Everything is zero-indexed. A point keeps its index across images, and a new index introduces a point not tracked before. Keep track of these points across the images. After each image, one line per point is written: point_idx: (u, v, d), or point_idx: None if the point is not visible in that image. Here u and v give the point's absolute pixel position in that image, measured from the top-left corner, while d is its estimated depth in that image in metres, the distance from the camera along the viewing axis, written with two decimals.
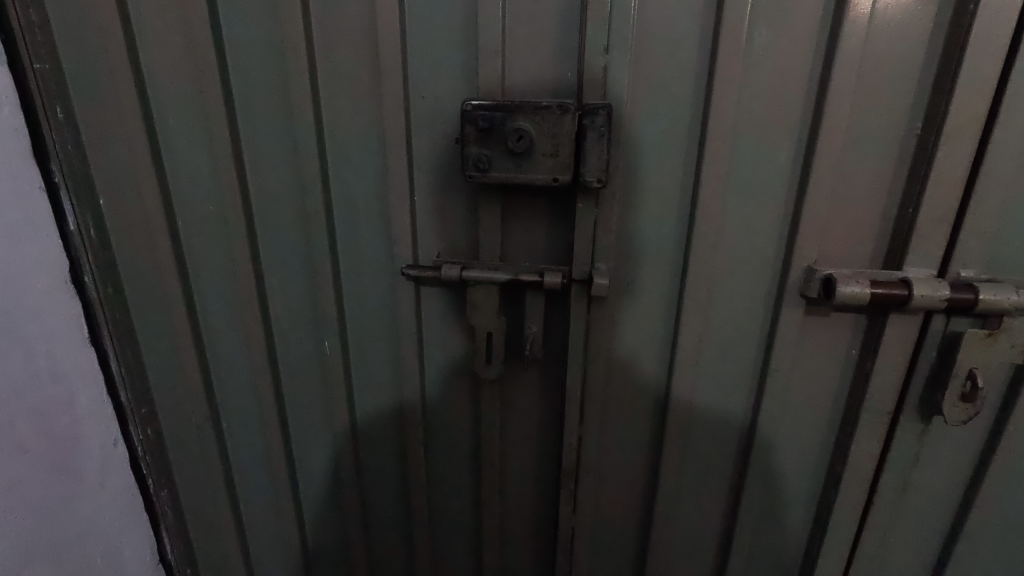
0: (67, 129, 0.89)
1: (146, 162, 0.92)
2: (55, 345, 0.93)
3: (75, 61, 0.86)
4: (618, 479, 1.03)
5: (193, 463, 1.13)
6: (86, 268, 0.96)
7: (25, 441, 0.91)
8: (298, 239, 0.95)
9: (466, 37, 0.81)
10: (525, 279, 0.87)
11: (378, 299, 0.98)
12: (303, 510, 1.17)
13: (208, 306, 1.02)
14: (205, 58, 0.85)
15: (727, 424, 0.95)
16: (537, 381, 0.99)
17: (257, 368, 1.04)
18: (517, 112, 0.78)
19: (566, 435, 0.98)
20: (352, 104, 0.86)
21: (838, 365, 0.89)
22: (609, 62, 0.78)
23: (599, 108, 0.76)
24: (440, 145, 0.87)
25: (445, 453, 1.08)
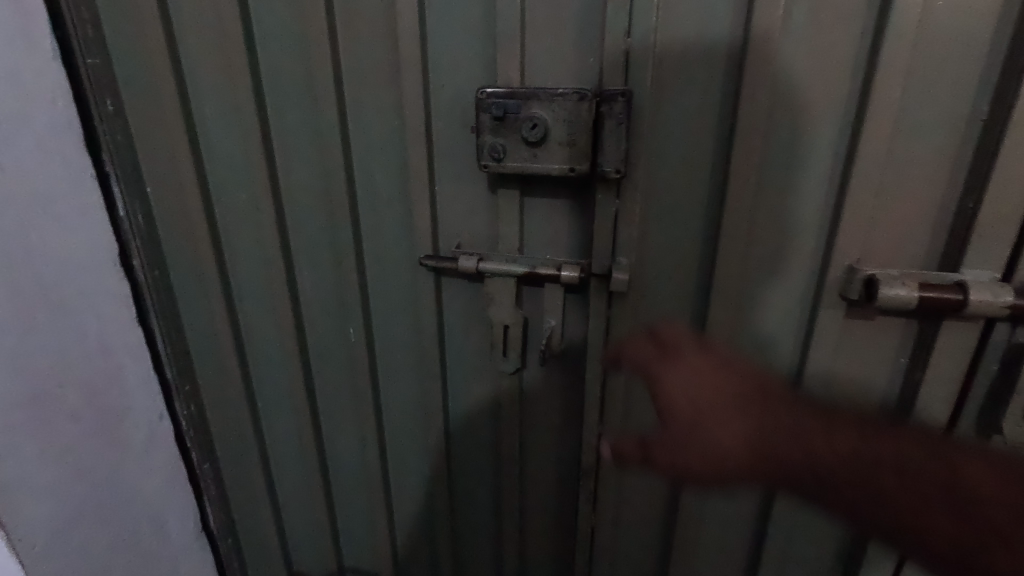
0: (116, 120, 0.95)
1: (184, 152, 0.95)
2: (105, 323, 1.01)
3: (124, 55, 0.91)
4: (640, 480, 1.00)
5: (232, 439, 1.19)
6: (134, 252, 1.03)
7: (79, 411, 0.98)
8: (324, 228, 0.96)
9: (486, 23, 0.79)
10: (544, 273, 0.85)
11: (401, 289, 0.98)
12: (332, 490, 1.21)
13: (244, 291, 1.05)
14: (235, 49, 0.87)
15: None
16: (557, 378, 0.96)
17: (288, 352, 1.08)
18: (532, 100, 0.76)
19: (586, 434, 0.95)
20: (374, 93, 0.86)
21: (883, 374, 0.82)
22: (631, 45, 0.73)
23: (618, 94, 0.73)
24: (460, 134, 0.85)
25: (467, 445, 1.07)
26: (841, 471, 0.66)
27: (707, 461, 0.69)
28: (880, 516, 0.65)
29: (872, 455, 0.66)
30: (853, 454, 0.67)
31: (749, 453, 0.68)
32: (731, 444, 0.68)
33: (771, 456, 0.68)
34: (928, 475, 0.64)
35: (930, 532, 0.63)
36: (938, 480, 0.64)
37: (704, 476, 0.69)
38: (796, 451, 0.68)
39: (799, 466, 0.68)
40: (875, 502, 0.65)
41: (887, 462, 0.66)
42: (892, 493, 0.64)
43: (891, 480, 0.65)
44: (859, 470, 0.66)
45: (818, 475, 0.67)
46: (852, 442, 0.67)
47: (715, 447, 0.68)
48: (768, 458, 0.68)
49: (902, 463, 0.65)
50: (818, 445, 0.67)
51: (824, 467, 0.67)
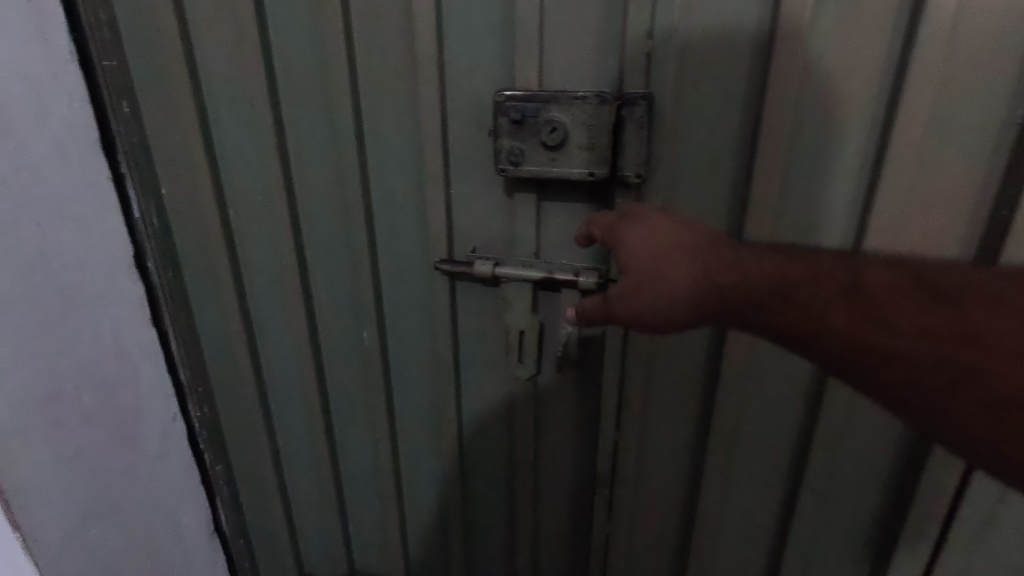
0: (132, 123, 0.94)
1: (199, 154, 0.95)
2: (119, 326, 1.00)
3: (139, 57, 0.91)
4: (656, 491, 0.98)
5: (245, 441, 1.19)
6: (149, 254, 1.02)
7: (92, 413, 0.98)
8: (338, 231, 0.96)
9: (505, 24, 0.78)
10: (561, 278, 0.84)
11: (416, 293, 0.97)
12: (345, 494, 1.20)
13: (257, 294, 1.05)
14: (250, 50, 0.86)
15: (777, 438, 0.88)
16: (573, 384, 0.95)
17: (302, 355, 1.07)
18: (551, 103, 0.74)
19: (602, 440, 0.95)
20: (390, 95, 0.85)
21: None
22: (653, 48, 0.72)
23: (639, 98, 0.73)
24: (477, 136, 0.84)
25: (481, 450, 1.06)
26: (829, 320, 0.62)
27: (673, 316, 0.68)
28: (870, 369, 0.61)
29: (869, 303, 0.60)
30: (842, 300, 0.61)
31: (720, 305, 0.66)
32: (701, 294, 0.66)
33: (745, 308, 0.65)
34: (928, 324, 0.58)
35: (923, 383, 0.59)
36: (938, 327, 0.58)
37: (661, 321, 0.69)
38: (777, 299, 0.63)
39: (779, 317, 0.64)
40: (865, 355, 0.60)
41: (882, 308, 0.60)
42: (881, 343, 0.60)
43: (885, 326, 0.60)
44: (849, 318, 0.61)
45: (802, 324, 0.63)
46: (842, 291, 0.62)
47: (681, 297, 0.66)
48: (742, 310, 0.65)
49: (902, 307, 0.59)
50: (804, 293, 0.63)
51: (808, 317, 0.62)
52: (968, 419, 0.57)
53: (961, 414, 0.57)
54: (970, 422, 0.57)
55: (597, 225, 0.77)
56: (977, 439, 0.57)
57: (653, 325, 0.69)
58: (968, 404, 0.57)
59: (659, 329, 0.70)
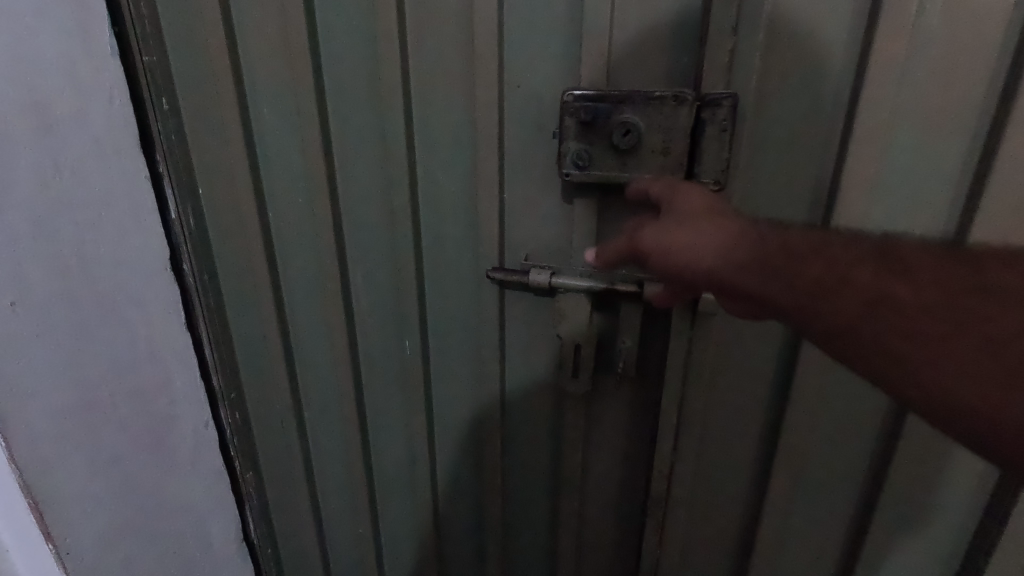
0: (172, 120, 0.91)
1: (240, 153, 0.91)
2: (155, 331, 0.97)
3: (180, 52, 0.87)
4: (711, 514, 0.94)
5: (276, 450, 1.15)
6: (185, 256, 0.99)
7: (126, 421, 0.95)
8: (383, 236, 0.91)
9: (571, 20, 0.73)
10: (623, 289, 0.80)
11: (462, 303, 0.93)
12: (378, 509, 1.16)
13: (295, 300, 1.00)
14: (298, 46, 0.82)
15: (848, 463, 0.83)
16: (627, 401, 0.90)
17: (339, 363, 1.03)
18: (624, 103, 0.70)
19: (658, 462, 0.89)
20: (444, 94, 0.81)
21: None
22: (738, 43, 0.67)
23: (724, 97, 0.67)
24: (535, 139, 0.79)
25: (524, 467, 1.02)
26: (866, 280, 0.55)
27: (705, 258, 0.59)
28: (898, 336, 0.54)
29: (908, 267, 0.55)
30: (880, 261, 0.56)
31: (754, 255, 0.58)
32: (740, 242, 0.59)
33: (779, 260, 0.58)
34: (971, 289, 0.53)
35: (958, 359, 0.52)
36: (985, 296, 0.53)
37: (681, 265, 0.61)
38: (814, 255, 0.57)
39: (812, 272, 0.57)
40: (896, 319, 0.54)
41: (924, 274, 0.55)
42: (919, 306, 0.54)
43: (924, 288, 0.54)
44: (890, 277, 0.55)
45: (834, 284, 0.56)
46: (883, 254, 0.57)
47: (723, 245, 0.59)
48: (775, 263, 0.58)
49: (944, 274, 0.55)
50: (843, 253, 0.57)
51: (842, 276, 0.56)
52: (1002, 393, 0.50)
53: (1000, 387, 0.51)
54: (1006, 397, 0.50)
55: (654, 188, 0.67)
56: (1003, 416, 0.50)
57: (680, 267, 0.61)
58: (1003, 378, 0.51)
59: (683, 276, 0.61)
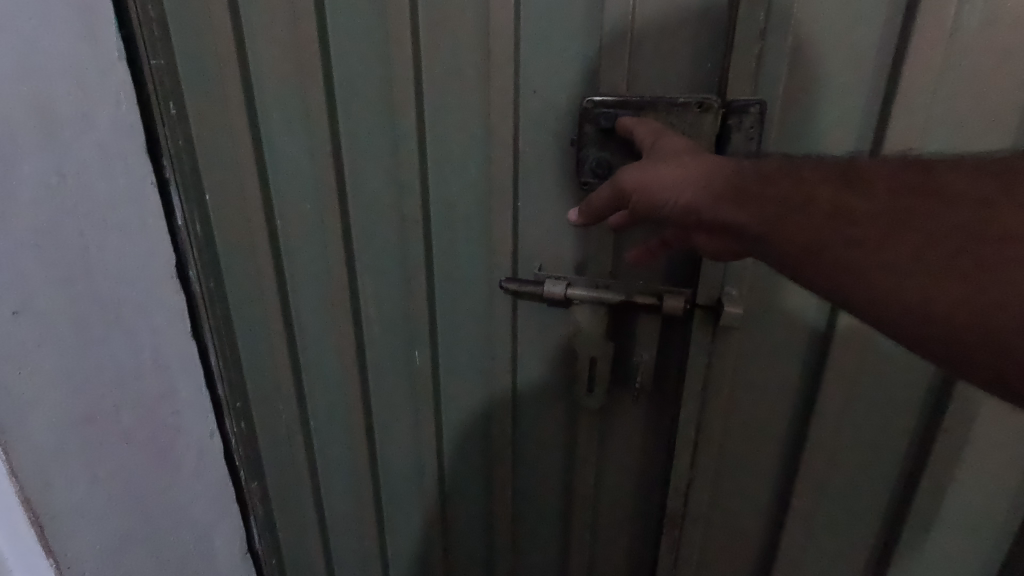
0: (179, 125, 0.89)
1: (249, 158, 0.89)
2: (159, 339, 0.95)
3: (188, 55, 0.85)
4: (729, 532, 0.91)
5: (282, 460, 1.13)
6: (191, 263, 0.97)
7: (129, 432, 0.93)
8: (394, 244, 0.89)
9: (590, 23, 0.71)
10: (641, 302, 0.78)
11: (473, 313, 0.90)
12: (385, 522, 1.13)
13: (302, 308, 0.98)
14: (308, 50, 0.80)
15: (875, 482, 0.80)
16: (644, 414, 0.88)
17: (348, 373, 1.01)
18: (646, 110, 0.69)
19: (675, 478, 0.86)
20: (457, 100, 0.78)
21: None
22: (765, 47, 0.65)
23: (750, 104, 0.65)
24: (551, 146, 0.77)
25: (536, 481, 0.99)
26: (826, 194, 0.53)
27: (682, 191, 0.59)
28: (861, 253, 0.52)
29: (868, 179, 0.53)
30: (840, 175, 0.54)
31: (724, 181, 0.57)
32: (715, 171, 0.58)
33: (747, 183, 0.56)
34: (930, 192, 0.51)
35: (924, 271, 0.49)
36: (947, 204, 0.50)
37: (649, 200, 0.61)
38: (777, 176, 0.55)
39: (775, 192, 0.55)
40: (857, 230, 0.52)
41: (883, 184, 0.52)
42: (878, 216, 0.51)
43: (882, 196, 0.52)
44: (849, 194, 0.53)
45: (797, 202, 0.54)
46: (844, 169, 0.54)
47: (688, 177, 0.58)
48: (743, 186, 0.56)
49: (904, 183, 0.52)
50: (805, 175, 0.55)
51: (803, 192, 0.54)
52: (959, 292, 0.48)
53: (957, 285, 0.48)
54: (963, 294, 0.48)
55: (641, 130, 0.66)
56: (959, 318, 0.48)
57: (660, 201, 0.60)
58: (964, 282, 0.48)
59: (665, 212, 0.60)
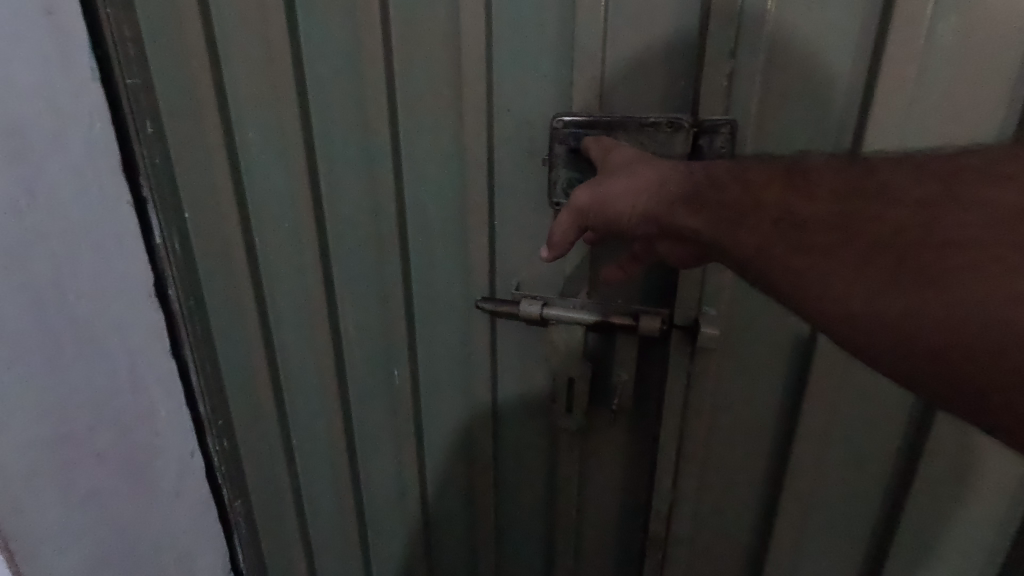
0: (156, 144, 0.87)
1: (225, 177, 0.87)
2: (137, 359, 0.95)
3: (162, 72, 0.83)
4: (714, 555, 0.90)
5: (264, 481, 1.11)
6: (170, 282, 0.96)
7: (105, 453, 0.92)
8: (372, 262, 0.88)
9: (562, 41, 0.70)
10: (618, 322, 0.76)
11: (452, 331, 0.89)
12: (369, 542, 1.11)
13: (282, 328, 0.96)
14: (281, 67, 0.79)
15: (860, 505, 0.79)
16: (624, 435, 0.86)
17: (328, 391, 0.99)
18: (616, 130, 0.69)
19: (656, 501, 0.85)
20: (431, 117, 0.78)
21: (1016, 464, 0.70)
22: (736, 66, 0.64)
23: (721, 124, 0.65)
24: (526, 165, 0.76)
25: (518, 501, 0.97)
26: (771, 198, 0.53)
27: (640, 199, 0.59)
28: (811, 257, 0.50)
29: (813, 182, 0.53)
30: (786, 178, 0.54)
31: (677, 187, 0.58)
32: (668, 177, 0.58)
33: (699, 189, 0.57)
34: (874, 194, 0.50)
35: (877, 275, 0.48)
36: (890, 203, 0.49)
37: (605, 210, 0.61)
38: (726, 181, 0.56)
39: (725, 197, 0.55)
40: (806, 234, 0.51)
41: (828, 185, 0.52)
42: (826, 218, 0.51)
43: (827, 199, 0.51)
44: (795, 198, 0.53)
45: (746, 206, 0.54)
46: (790, 172, 0.54)
47: (641, 186, 0.59)
48: (695, 193, 0.57)
49: (849, 183, 0.51)
50: (753, 178, 0.55)
51: (750, 197, 0.54)
52: (908, 299, 0.47)
53: (904, 292, 0.47)
54: (912, 300, 0.46)
55: (594, 147, 0.67)
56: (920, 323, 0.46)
57: (618, 213, 0.60)
58: (917, 285, 0.46)
59: (625, 223, 0.61)
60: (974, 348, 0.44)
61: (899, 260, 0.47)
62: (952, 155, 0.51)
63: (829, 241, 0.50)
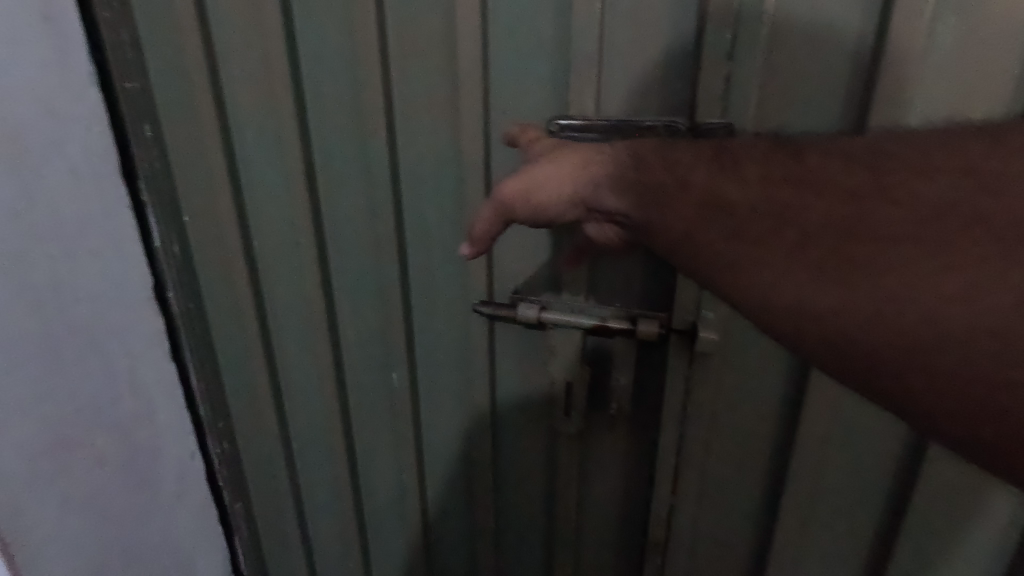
0: (154, 147, 0.87)
1: (222, 179, 0.87)
2: (135, 362, 0.95)
3: (159, 75, 0.83)
4: (714, 558, 0.89)
5: (263, 483, 1.11)
6: (169, 285, 0.96)
7: (105, 455, 0.93)
8: (370, 264, 0.88)
9: (559, 43, 0.69)
10: (615, 326, 0.76)
11: (451, 334, 0.88)
12: (368, 543, 1.11)
13: (281, 331, 0.96)
14: (278, 69, 0.79)
15: (861, 509, 0.78)
16: (623, 438, 0.86)
17: (327, 394, 0.99)
18: (613, 134, 0.69)
19: (655, 504, 0.85)
20: (429, 120, 0.77)
21: None
22: (733, 69, 0.64)
23: (719, 127, 0.65)
24: (524, 167, 0.76)
25: (517, 503, 0.96)
26: (700, 182, 0.52)
27: (569, 186, 0.60)
28: (736, 245, 0.50)
29: (741, 165, 0.51)
30: (714, 159, 0.53)
31: (609, 171, 0.57)
32: (598, 162, 0.58)
33: (628, 172, 0.56)
34: (801, 181, 0.49)
35: (796, 268, 0.48)
36: (815, 189, 0.48)
37: (538, 195, 0.61)
38: (653, 164, 0.55)
39: (652, 182, 0.54)
40: (735, 222, 0.51)
41: (756, 169, 0.51)
42: (752, 206, 0.50)
43: (755, 184, 0.50)
44: (722, 181, 0.51)
45: (673, 189, 0.53)
46: (718, 151, 0.53)
47: (578, 171, 0.59)
48: (625, 175, 0.56)
49: (776, 167, 0.50)
50: (684, 159, 0.54)
51: (677, 181, 0.53)
52: (828, 296, 0.47)
53: (824, 288, 0.47)
54: (843, 298, 0.47)
55: (541, 146, 0.65)
56: (833, 317, 0.47)
57: (550, 200, 0.61)
58: (835, 279, 0.47)
59: (553, 211, 0.61)
60: (890, 349, 0.46)
61: (820, 253, 0.48)
62: (890, 135, 0.49)
63: (755, 232, 0.50)
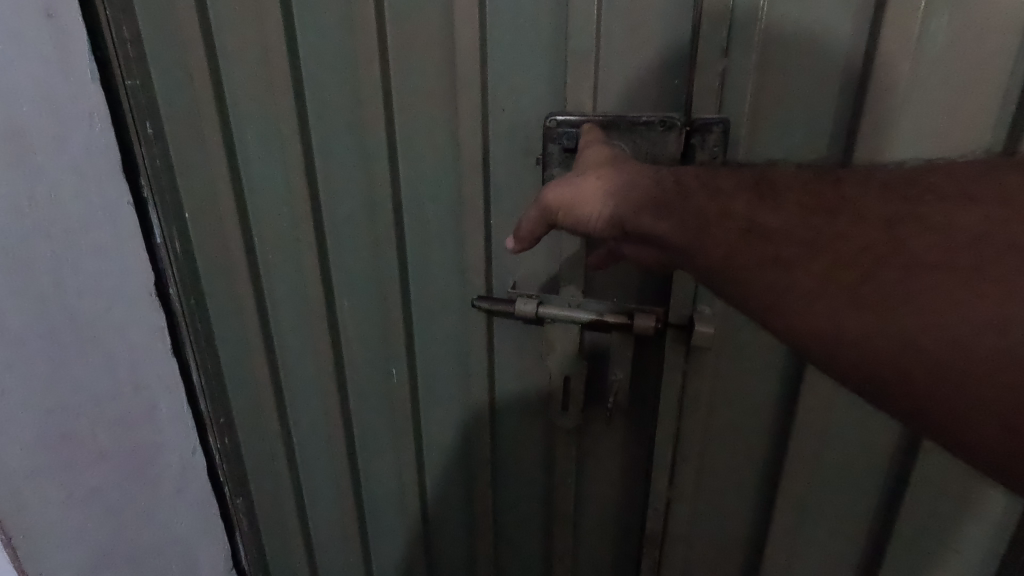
0: (156, 145, 0.89)
1: (223, 175, 0.88)
2: (138, 358, 0.95)
3: (161, 73, 0.84)
4: (711, 552, 0.90)
5: (264, 478, 1.12)
6: (171, 281, 0.97)
7: (107, 451, 0.94)
8: (369, 260, 0.88)
9: (556, 39, 0.70)
10: (612, 321, 0.76)
11: (449, 329, 0.89)
12: (368, 537, 1.12)
13: (282, 326, 0.97)
14: (277, 66, 0.79)
15: (856, 503, 0.79)
16: (621, 433, 0.87)
17: (327, 390, 1.00)
18: (610, 129, 0.70)
19: (653, 499, 0.86)
20: (427, 116, 0.78)
21: None
22: (729, 65, 0.64)
23: (713, 123, 0.66)
24: (522, 163, 0.76)
25: (516, 497, 0.97)
26: (739, 208, 0.53)
27: (602, 205, 0.59)
28: (775, 270, 0.51)
29: (778, 192, 0.53)
30: (754, 187, 0.54)
31: (644, 191, 0.57)
32: (636, 181, 0.58)
33: (665, 193, 0.56)
34: (840, 209, 0.50)
35: (837, 292, 0.48)
36: (853, 217, 0.49)
37: (577, 208, 0.60)
38: (691, 186, 0.56)
39: (689, 205, 0.55)
40: (773, 247, 0.51)
41: (795, 196, 0.52)
42: (791, 231, 0.50)
43: (793, 211, 0.51)
44: (760, 207, 0.52)
45: (712, 214, 0.54)
46: (757, 181, 0.54)
47: (613, 189, 0.59)
48: (661, 196, 0.56)
49: (814, 195, 0.51)
50: (723, 185, 0.55)
51: (716, 206, 0.54)
52: (867, 322, 0.47)
53: (863, 314, 0.47)
54: (874, 322, 0.47)
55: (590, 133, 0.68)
56: (875, 344, 0.47)
57: (586, 216, 0.60)
58: (877, 306, 0.47)
59: (590, 228, 0.61)
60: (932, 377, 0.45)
61: (861, 279, 0.48)
62: (922, 168, 0.51)
63: (794, 256, 0.50)
